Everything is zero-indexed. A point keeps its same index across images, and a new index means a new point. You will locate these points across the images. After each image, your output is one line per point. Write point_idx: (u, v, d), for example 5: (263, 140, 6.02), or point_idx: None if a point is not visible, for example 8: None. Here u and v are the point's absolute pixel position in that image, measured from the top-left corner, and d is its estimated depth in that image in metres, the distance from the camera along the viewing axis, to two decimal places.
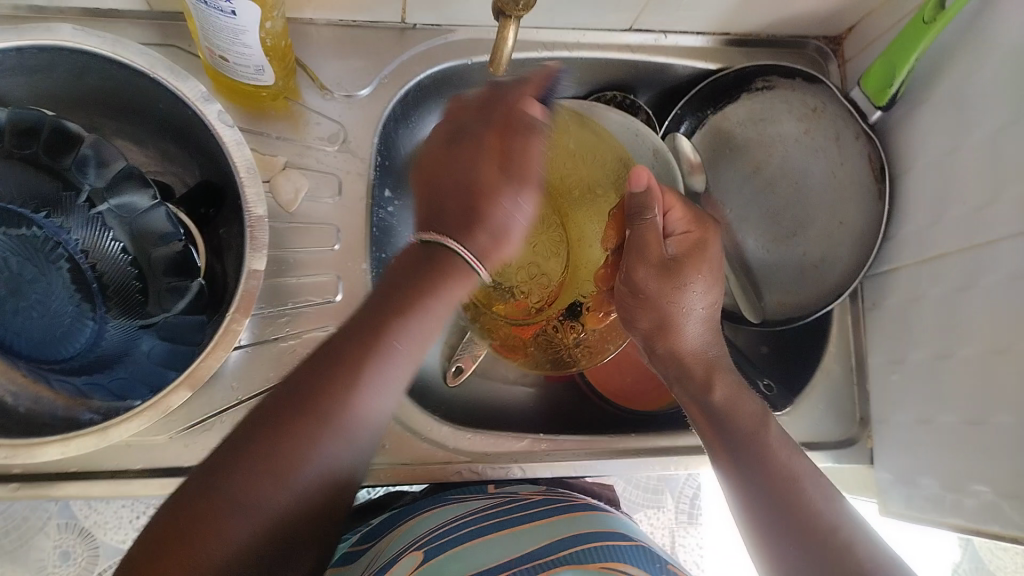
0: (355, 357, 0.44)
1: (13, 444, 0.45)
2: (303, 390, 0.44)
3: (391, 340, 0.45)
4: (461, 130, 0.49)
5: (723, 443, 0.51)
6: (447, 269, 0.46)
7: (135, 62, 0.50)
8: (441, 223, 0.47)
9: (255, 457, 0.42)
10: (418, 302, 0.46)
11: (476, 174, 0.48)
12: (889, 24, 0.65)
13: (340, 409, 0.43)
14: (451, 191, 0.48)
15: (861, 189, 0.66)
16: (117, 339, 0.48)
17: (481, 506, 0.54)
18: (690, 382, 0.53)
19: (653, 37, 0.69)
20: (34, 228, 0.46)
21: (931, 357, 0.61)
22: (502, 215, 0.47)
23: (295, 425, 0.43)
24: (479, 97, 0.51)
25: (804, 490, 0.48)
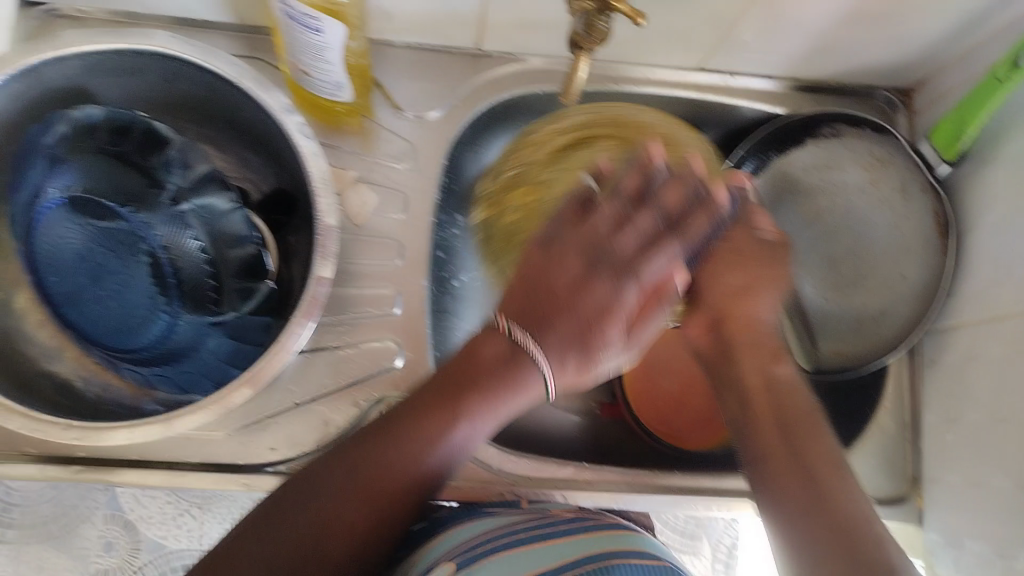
0: (436, 411, 0.47)
1: (84, 427, 0.47)
2: (392, 431, 0.46)
3: (477, 408, 0.47)
4: (555, 242, 0.47)
5: (780, 430, 0.50)
6: (527, 370, 0.46)
7: (225, 71, 0.52)
8: (538, 322, 0.46)
9: (344, 482, 0.45)
10: (493, 384, 0.46)
11: (587, 312, 0.45)
12: (960, 79, 0.65)
13: (425, 451, 0.46)
14: (546, 304, 0.46)
15: (926, 244, 0.66)
16: (186, 333, 0.50)
17: (509, 520, 0.54)
18: (758, 353, 0.52)
19: (721, 77, 0.69)
20: (119, 222, 0.49)
21: (987, 418, 0.60)
22: (605, 347, 0.46)
23: (383, 448, 0.46)
24: (614, 214, 0.46)
25: (842, 481, 0.47)
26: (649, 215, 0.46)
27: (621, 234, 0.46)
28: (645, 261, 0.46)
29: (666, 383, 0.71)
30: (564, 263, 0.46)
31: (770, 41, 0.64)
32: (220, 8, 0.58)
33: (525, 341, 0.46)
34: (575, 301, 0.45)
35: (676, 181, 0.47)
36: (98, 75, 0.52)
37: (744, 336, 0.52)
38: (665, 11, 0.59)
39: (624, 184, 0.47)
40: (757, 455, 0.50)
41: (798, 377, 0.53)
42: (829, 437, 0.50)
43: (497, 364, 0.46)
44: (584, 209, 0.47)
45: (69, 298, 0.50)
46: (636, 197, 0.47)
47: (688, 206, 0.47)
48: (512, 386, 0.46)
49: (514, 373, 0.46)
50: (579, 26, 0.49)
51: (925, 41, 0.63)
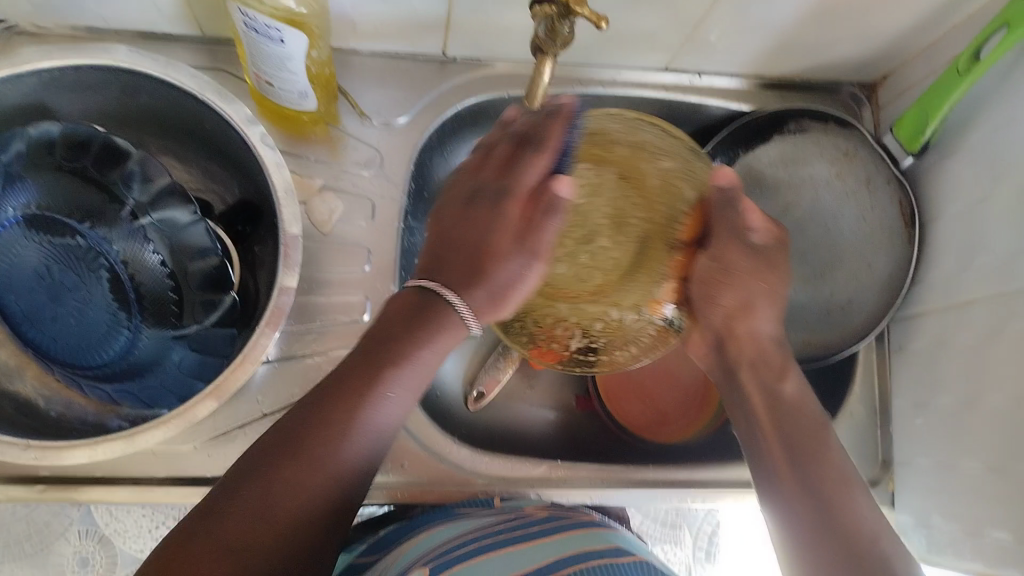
0: (359, 384, 0.44)
1: (44, 446, 0.46)
2: (308, 412, 0.43)
3: (395, 369, 0.45)
4: (476, 200, 0.47)
5: (783, 442, 0.48)
6: (443, 318, 0.46)
7: (185, 84, 0.52)
8: (439, 270, 0.47)
9: (276, 465, 0.41)
10: (413, 337, 0.45)
11: (488, 238, 0.46)
12: (924, 72, 0.65)
13: (350, 432, 0.43)
14: (458, 249, 0.46)
15: (892, 234, 0.66)
16: (150, 348, 0.49)
17: (488, 521, 0.54)
18: (761, 372, 0.50)
19: (687, 77, 0.70)
20: (78, 238, 0.47)
21: (956, 405, 0.60)
22: (505, 275, 0.45)
23: (312, 432, 0.43)
24: (502, 154, 0.47)
25: (852, 496, 0.46)
26: (527, 143, 0.46)
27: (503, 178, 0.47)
28: (532, 162, 0.46)
29: (638, 377, 0.72)
30: (467, 211, 0.47)
31: (733, 40, 0.64)
32: (180, 21, 0.58)
33: (434, 288, 0.46)
34: (485, 237, 0.46)
35: (557, 111, 0.47)
36: (56, 90, 0.52)
37: (746, 355, 0.50)
38: (627, 13, 0.60)
39: (500, 149, 0.48)
40: (762, 469, 0.49)
41: (807, 393, 0.50)
42: (840, 453, 0.48)
43: (410, 319, 0.46)
44: (479, 161, 0.49)
45: (30, 317, 0.50)
46: (518, 138, 0.47)
47: (544, 118, 0.48)
48: (433, 339, 0.46)
49: (427, 330, 0.46)
50: (541, 30, 0.49)
51: (886, 36, 0.64)
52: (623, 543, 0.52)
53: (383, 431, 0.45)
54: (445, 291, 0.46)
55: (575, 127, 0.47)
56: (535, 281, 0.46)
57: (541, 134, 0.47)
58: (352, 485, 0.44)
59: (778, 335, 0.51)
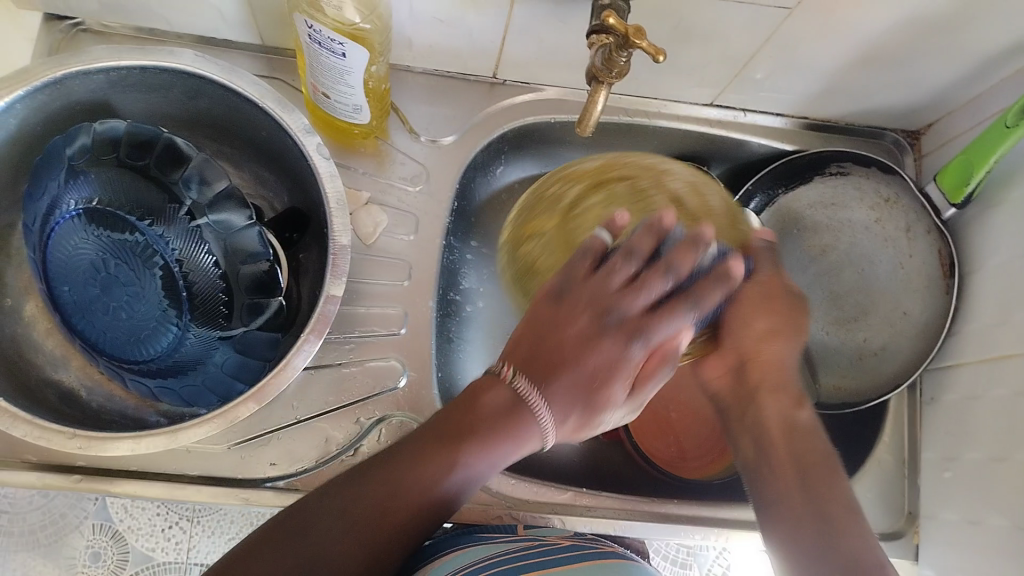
0: (413, 471, 0.43)
1: (89, 436, 0.47)
2: (414, 448, 0.44)
3: (457, 463, 0.43)
4: (563, 292, 0.43)
5: (790, 469, 0.48)
6: (527, 422, 0.43)
7: (247, 91, 0.53)
8: (543, 377, 0.42)
9: (359, 484, 0.43)
10: (497, 428, 0.43)
11: (601, 350, 0.41)
12: (969, 124, 0.65)
13: (435, 482, 0.43)
14: (557, 358, 0.42)
15: (930, 283, 0.66)
16: (195, 347, 0.50)
17: (511, 546, 0.54)
18: (781, 398, 0.49)
19: (731, 113, 0.70)
20: (136, 235, 0.49)
21: (987, 460, 0.60)
22: (611, 402, 0.43)
23: (398, 468, 0.43)
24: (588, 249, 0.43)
25: (865, 536, 0.46)
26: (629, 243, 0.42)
27: (627, 294, 0.41)
28: (659, 273, 0.41)
29: (663, 412, 0.71)
30: (559, 313, 0.42)
31: (780, 80, 0.65)
32: (243, 29, 0.59)
33: (529, 398, 0.43)
34: (586, 356, 0.42)
35: (688, 243, 0.41)
36: (121, 89, 0.53)
37: (761, 383, 0.52)
38: (680, 47, 0.61)
39: (639, 241, 0.42)
40: (765, 497, 0.49)
41: (819, 423, 0.50)
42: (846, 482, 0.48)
43: (497, 413, 0.43)
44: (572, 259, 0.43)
45: (80, 309, 0.50)
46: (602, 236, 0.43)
47: (666, 250, 0.41)
48: (508, 440, 0.43)
49: (516, 425, 0.43)
50: (598, 59, 0.50)
51: (934, 86, 0.64)
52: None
53: (477, 478, 0.45)
54: (533, 396, 0.42)
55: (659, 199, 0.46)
56: (653, 393, 0.45)
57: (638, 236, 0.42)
58: (427, 520, 0.44)
59: (786, 362, 0.50)
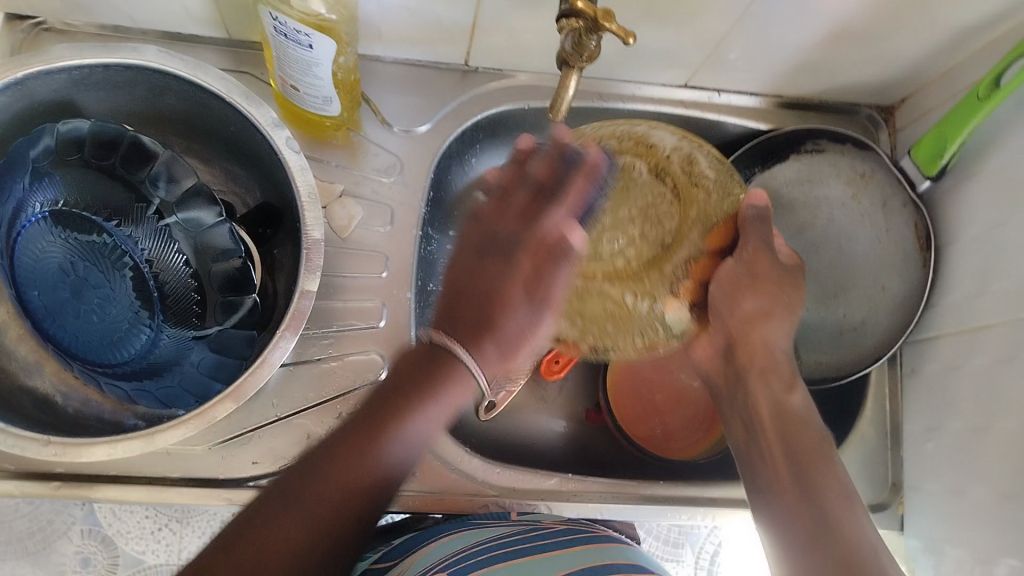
0: (356, 443, 0.43)
1: (65, 442, 0.46)
2: (346, 432, 0.44)
3: (389, 433, 0.44)
4: (495, 242, 0.46)
5: (785, 451, 0.50)
6: (445, 377, 0.44)
7: (213, 86, 0.52)
8: (453, 328, 0.45)
9: (312, 482, 0.42)
10: (423, 389, 0.44)
11: (498, 290, 0.45)
12: (943, 97, 0.66)
13: (373, 456, 0.43)
14: (474, 296, 0.45)
15: (907, 257, 0.66)
16: (170, 349, 0.50)
17: (499, 530, 0.54)
18: (770, 380, 0.54)
19: (706, 94, 0.70)
20: (104, 236, 0.48)
21: (968, 431, 0.60)
22: (513, 328, 0.45)
23: (335, 455, 0.43)
24: (518, 206, 0.47)
25: (853, 510, 0.47)
26: (542, 202, 0.46)
27: (531, 226, 0.46)
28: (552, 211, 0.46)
29: (649, 396, 0.72)
30: (484, 258, 0.46)
31: (753, 59, 0.65)
32: (208, 23, 0.58)
33: (449, 350, 0.44)
34: (490, 289, 0.45)
35: (585, 171, 0.46)
36: (84, 87, 0.52)
37: (756, 360, 0.54)
38: (651, 29, 0.60)
39: (535, 168, 0.48)
40: (760, 483, 0.51)
41: (812, 410, 0.53)
42: (840, 466, 0.50)
43: (412, 376, 0.44)
44: (499, 201, 0.47)
45: (51, 313, 0.49)
46: (537, 189, 0.47)
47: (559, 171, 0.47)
48: (433, 401, 0.44)
49: (443, 388, 0.44)
50: (568, 44, 0.49)
51: (907, 60, 0.64)
52: (636, 559, 0.52)
53: (412, 449, 0.45)
54: (450, 346, 0.44)
55: (569, 164, 0.47)
56: (543, 330, 0.46)
57: (553, 189, 0.47)
58: (361, 520, 0.44)
59: (775, 344, 0.54)
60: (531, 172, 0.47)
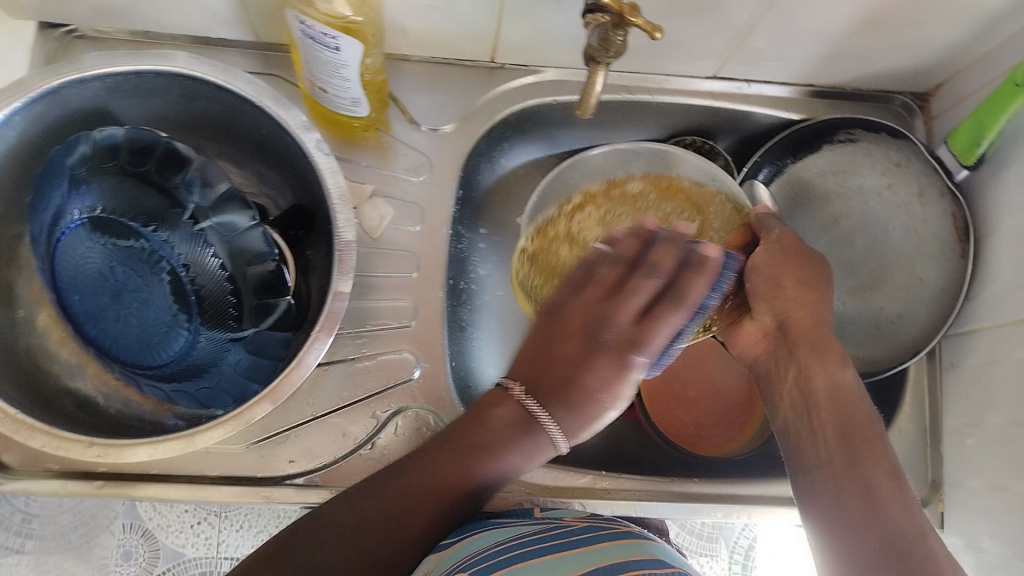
0: (441, 460, 0.50)
1: (106, 444, 0.48)
2: (433, 456, 0.50)
3: (474, 457, 0.49)
4: (586, 321, 0.49)
5: (836, 431, 0.50)
6: (534, 435, 0.50)
7: (243, 90, 0.53)
8: (540, 395, 0.49)
9: (375, 490, 0.49)
10: (509, 428, 0.50)
11: (574, 369, 0.49)
12: (980, 83, 0.64)
13: (468, 477, 0.50)
14: (551, 374, 0.49)
15: (943, 247, 0.65)
16: (206, 350, 0.50)
17: (527, 529, 0.54)
18: (827, 358, 0.53)
19: (735, 85, 0.69)
20: (141, 241, 0.50)
21: (1009, 425, 0.59)
22: (597, 406, 0.49)
23: (416, 472, 0.50)
24: (617, 271, 0.49)
25: (902, 493, 0.47)
26: (644, 275, 0.48)
27: (641, 327, 0.48)
28: (673, 295, 0.47)
29: (681, 392, 0.72)
30: (547, 338, 0.50)
31: (783, 48, 0.64)
32: (238, 26, 0.59)
33: (533, 410, 0.49)
34: (573, 368, 0.49)
35: (698, 270, 0.47)
36: (118, 94, 0.53)
37: (807, 335, 0.53)
38: (679, 21, 0.59)
39: (652, 251, 0.49)
40: (806, 458, 0.51)
41: (864, 385, 0.52)
42: (889, 444, 0.50)
43: (501, 427, 0.50)
44: (587, 287, 0.50)
45: (91, 316, 0.51)
46: (629, 266, 0.49)
47: (683, 268, 0.48)
48: (511, 452, 0.50)
49: (527, 438, 0.50)
50: (594, 39, 0.49)
51: (942, 46, 0.63)
52: (662, 555, 0.51)
53: (501, 478, 0.51)
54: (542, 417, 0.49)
55: (679, 250, 0.48)
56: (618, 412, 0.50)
57: (676, 277, 0.48)
58: (453, 516, 0.50)
59: (820, 315, 0.54)
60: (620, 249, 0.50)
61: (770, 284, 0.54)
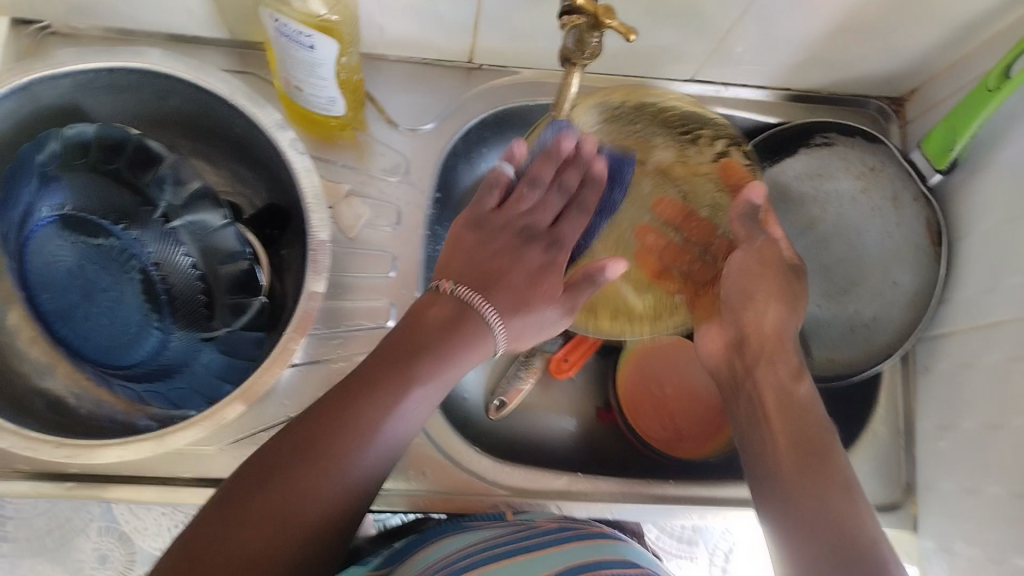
0: (358, 397, 0.46)
1: (77, 445, 0.47)
2: (377, 366, 0.48)
3: (412, 380, 0.48)
4: (500, 235, 0.55)
5: (791, 434, 0.49)
6: (472, 325, 0.51)
7: (215, 87, 0.53)
8: (486, 288, 0.53)
9: (300, 465, 0.43)
10: (438, 332, 0.50)
11: (508, 267, 0.54)
12: (952, 89, 0.65)
13: (395, 396, 0.47)
14: (483, 265, 0.54)
15: (917, 251, 0.66)
16: (179, 349, 0.51)
17: (497, 531, 0.53)
18: (778, 366, 0.53)
19: (713, 88, 0.70)
20: (112, 239, 0.50)
21: (982, 428, 0.60)
22: (536, 321, 0.55)
23: (340, 430, 0.44)
24: (538, 172, 0.55)
25: (852, 502, 0.46)
26: (573, 193, 0.56)
27: (554, 231, 0.56)
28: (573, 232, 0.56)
29: (659, 391, 0.71)
30: (494, 242, 0.55)
31: (760, 52, 0.64)
32: (213, 25, 0.58)
33: (476, 305, 0.51)
34: (503, 266, 0.54)
35: (594, 182, 0.56)
36: (89, 91, 0.53)
37: (767, 347, 0.53)
38: (656, 24, 0.60)
39: (567, 179, 0.56)
40: (757, 466, 0.50)
41: (818, 398, 0.52)
42: (846, 459, 0.49)
43: (443, 325, 0.50)
44: (529, 183, 0.55)
45: (62, 315, 0.51)
46: (557, 164, 0.55)
47: (585, 182, 0.56)
48: (456, 347, 0.50)
49: (457, 336, 0.50)
50: (570, 41, 0.49)
51: (917, 52, 0.63)
52: (634, 557, 0.51)
53: (405, 433, 0.47)
54: (472, 297, 0.52)
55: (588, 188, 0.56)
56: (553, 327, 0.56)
57: (584, 170, 0.56)
58: (358, 496, 0.45)
59: (788, 333, 0.54)
60: (530, 172, 0.55)
61: (755, 287, 0.54)
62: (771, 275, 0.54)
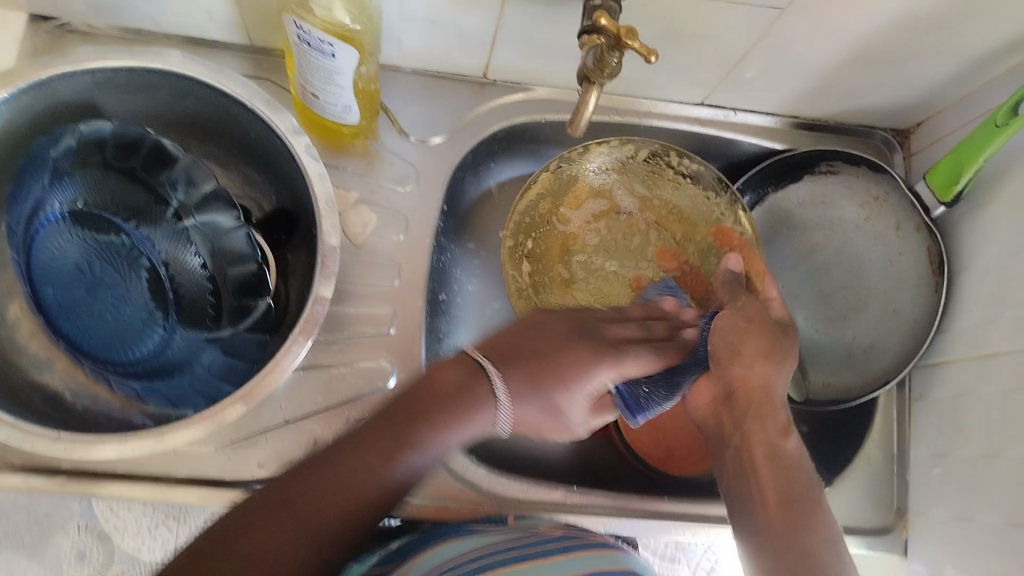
0: (387, 430, 0.45)
1: (73, 439, 0.47)
2: (380, 425, 0.45)
3: (432, 424, 0.44)
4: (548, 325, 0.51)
5: (777, 489, 0.48)
6: (482, 403, 0.45)
7: (235, 92, 0.53)
8: (504, 363, 0.47)
9: (318, 495, 0.42)
10: (440, 398, 0.45)
11: (548, 353, 0.48)
12: (958, 123, 0.66)
13: (412, 446, 0.44)
14: (513, 353, 0.48)
15: (919, 280, 0.66)
16: (181, 349, 0.51)
17: (498, 538, 0.53)
18: (766, 424, 0.50)
19: (721, 113, 0.70)
20: (121, 236, 0.50)
21: (977, 458, 0.60)
22: (552, 399, 0.48)
23: (369, 451, 0.44)
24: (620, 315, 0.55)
25: (832, 558, 0.45)
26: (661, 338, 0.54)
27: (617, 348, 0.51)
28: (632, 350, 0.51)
29: (655, 409, 0.71)
30: (526, 334, 0.49)
31: (770, 79, 0.65)
32: (232, 29, 0.59)
33: (487, 374, 0.46)
34: (546, 350, 0.48)
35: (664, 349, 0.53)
36: (106, 90, 0.53)
37: (756, 402, 0.51)
38: (670, 48, 0.60)
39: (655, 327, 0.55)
40: (745, 508, 0.49)
41: (805, 454, 0.50)
42: (828, 516, 0.47)
43: (455, 394, 0.45)
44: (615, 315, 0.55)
45: (66, 310, 0.50)
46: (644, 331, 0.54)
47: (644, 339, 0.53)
48: (467, 422, 0.45)
49: (473, 410, 0.45)
50: (590, 59, 0.50)
51: (926, 84, 0.64)
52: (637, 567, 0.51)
53: (429, 464, 0.46)
54: (483, 382, 0.46)
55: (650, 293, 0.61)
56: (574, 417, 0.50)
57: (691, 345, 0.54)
58: (386, 505, 0.45)
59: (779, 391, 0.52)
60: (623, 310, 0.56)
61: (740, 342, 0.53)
62: (755, 328, 0.53)
